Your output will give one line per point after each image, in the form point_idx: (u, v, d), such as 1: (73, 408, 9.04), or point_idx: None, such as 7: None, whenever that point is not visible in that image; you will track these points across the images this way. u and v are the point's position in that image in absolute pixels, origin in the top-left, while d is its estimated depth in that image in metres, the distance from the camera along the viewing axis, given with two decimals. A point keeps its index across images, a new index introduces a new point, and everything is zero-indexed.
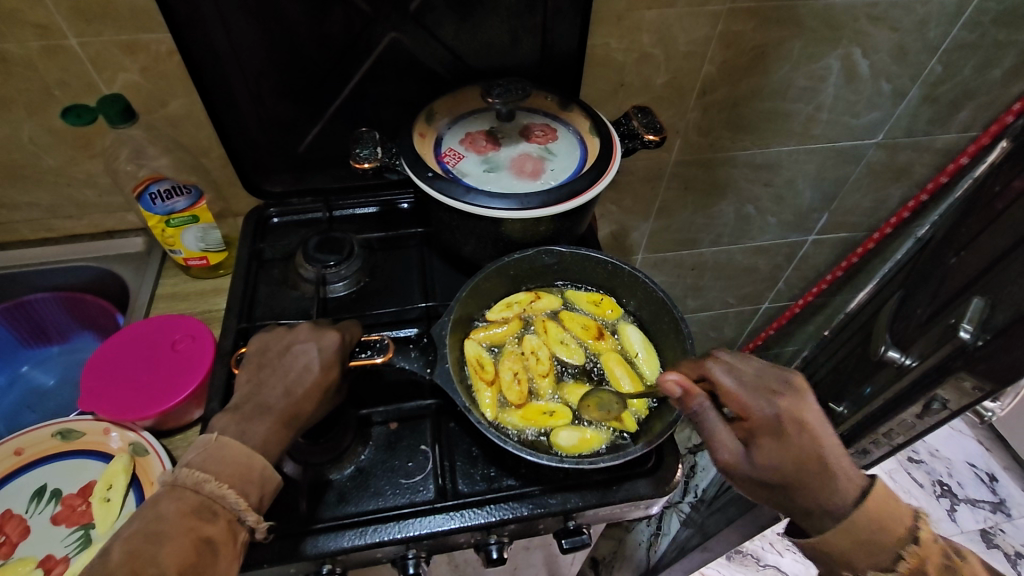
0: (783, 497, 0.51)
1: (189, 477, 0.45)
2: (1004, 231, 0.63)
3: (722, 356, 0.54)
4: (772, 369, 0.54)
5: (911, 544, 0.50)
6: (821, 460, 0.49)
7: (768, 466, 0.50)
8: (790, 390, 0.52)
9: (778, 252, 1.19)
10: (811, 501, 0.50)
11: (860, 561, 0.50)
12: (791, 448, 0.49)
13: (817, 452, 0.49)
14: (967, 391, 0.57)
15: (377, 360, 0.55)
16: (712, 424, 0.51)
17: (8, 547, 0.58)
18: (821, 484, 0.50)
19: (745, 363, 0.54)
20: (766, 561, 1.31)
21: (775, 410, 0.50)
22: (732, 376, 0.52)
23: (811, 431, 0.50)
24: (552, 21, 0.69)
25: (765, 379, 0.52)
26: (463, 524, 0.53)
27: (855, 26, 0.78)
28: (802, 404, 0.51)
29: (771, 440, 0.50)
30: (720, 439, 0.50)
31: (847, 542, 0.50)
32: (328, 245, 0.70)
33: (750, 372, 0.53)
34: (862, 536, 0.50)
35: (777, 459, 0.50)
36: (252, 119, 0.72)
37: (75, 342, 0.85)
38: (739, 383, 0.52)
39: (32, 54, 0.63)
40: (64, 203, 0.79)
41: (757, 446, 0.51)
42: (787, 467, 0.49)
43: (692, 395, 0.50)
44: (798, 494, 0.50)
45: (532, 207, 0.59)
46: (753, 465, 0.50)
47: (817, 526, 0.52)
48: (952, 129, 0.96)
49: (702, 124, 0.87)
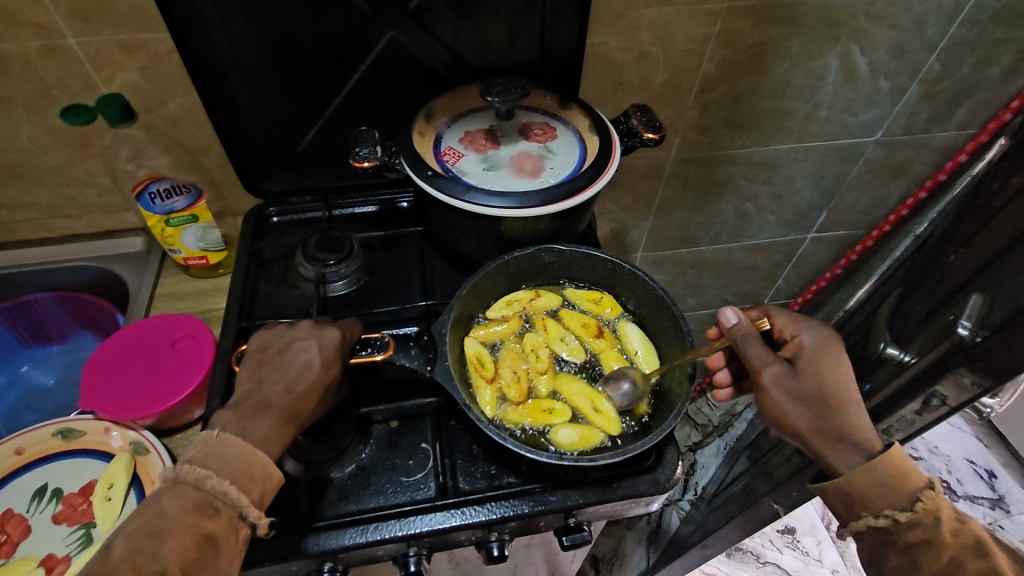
0: (819, 419, 0.54)
1: (191, 473, 0.45)
2: (1002, 227, 0.63)
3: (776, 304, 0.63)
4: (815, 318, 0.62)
5: (928, 489, 0.53)
6: (852, 385, 0.55)
7: (807, 379, 0.55)
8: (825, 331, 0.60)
9: (778, 250, 1.19)
10: (840, 424, 0.54)
11: (877, 501, 0.53)
12: (830, 368, 0.55)
13: (849, 379, 0.55)
14: (966, 387, 0.56)
15: (377, 358, 0.55)
16: (754, 345, 0.56)
17: (9, 547, 0.59)
18: (852, 408, 0.54)
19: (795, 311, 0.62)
20: (766, 559, 1.31)
21: (820, 337, 0.57)
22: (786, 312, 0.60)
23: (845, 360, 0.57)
24: (551, 20, 0.69)
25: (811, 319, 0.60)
26: (463, 522, 0.54)
27: (854, 24, 0.78)
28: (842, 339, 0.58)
29: (812, 361, 0.56)
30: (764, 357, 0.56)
31: (864, 481, 0.53)
32: (328, 244, 0.71)
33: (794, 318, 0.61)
34: (880, 477, 0.52)
35: (817, 374, 0.55)
36: (251, 118, 0.73)
37: (75, 342, 0.85)
38: (790, 318, 0.60)
39: (30, 54, 0.63)
40: (63, 203, 0.79)
41: (799, 364, 0.56)
42: (824, 383, 0.54)
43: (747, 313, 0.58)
44: (835, 416, 0.54)
45: (531, 206, 0.59)
46: (795, 380, 0.55)
47: (844, 459, 0.54)
48: (951, 126, 0.96)
49: (701, 122, 0.87)
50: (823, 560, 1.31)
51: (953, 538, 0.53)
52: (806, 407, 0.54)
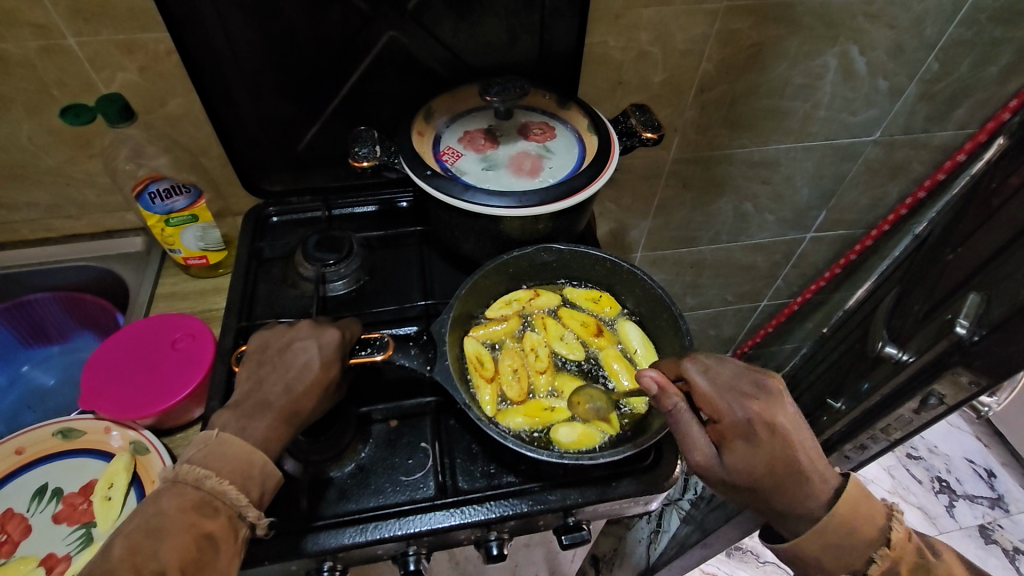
0: (755, 499, 0.52)
1: (191, 473, 0.45)
2: (1000, 225, 0.63)
3: (699, 356, 0.54)
4: (746, 372, 0.53)
5: (882, 547, 0.51)
6: (793, 461, 0.50)
7: (737, 470, 0.50)
8: (764, 392, 0.51)
9: (777, 249, 1.20)
10: (779, 504, 0.51)
11: (831, 567, 0.52)
12: (762, 452, 0.50)
13: (790, 456, 0.49)
14: (963, 386, 0.57)
15: (377, 357, 0.55)
16: (685, 430, 0.50)
17: (10, 546, 0.59)
18: (788, 486, 0.50)
19: (722, 365, 0.53)
20: (766, 558, 1.31)
21: (747, 414, 0.50)
22: (708, 377, 0.52)
23: (782, 434, 0.50)
24: (550, 20, 0.70)
25: (740, 384, 0.52)
26: (463, 521, 0.54)
27: (852, 24, 0.79)
28: (776, 407, 0.51)
29: (743, 445, 0.50)
30: (692, 446, 0.50)
31: (816, 545, 0.51)
32: (327, 244, 0.71)
33: (725, 374, 0.53)
34: (832, 541, 0.51)
35: (744, 464, 0.50)
36: (251, 118, 0.73)
37: (76, 342, 0.86)
38: (713, 385, 0.52)
39: (30, 54, 0.63)
40: (63, 203, 0.79)
41: (728, 451, 0.51)
42: (756, 471, 0.50)
43: (668, 392, 0.51)
44: (770, 497, 0.51)
45: (530, 205, 0.59)
46: (723, 470, 0.50)
47: (787, 526, 0.53)
48: (950, 126, 0.96)
49: (701, 121, 0.87)
50: None
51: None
52: (739, 490, 0.51)
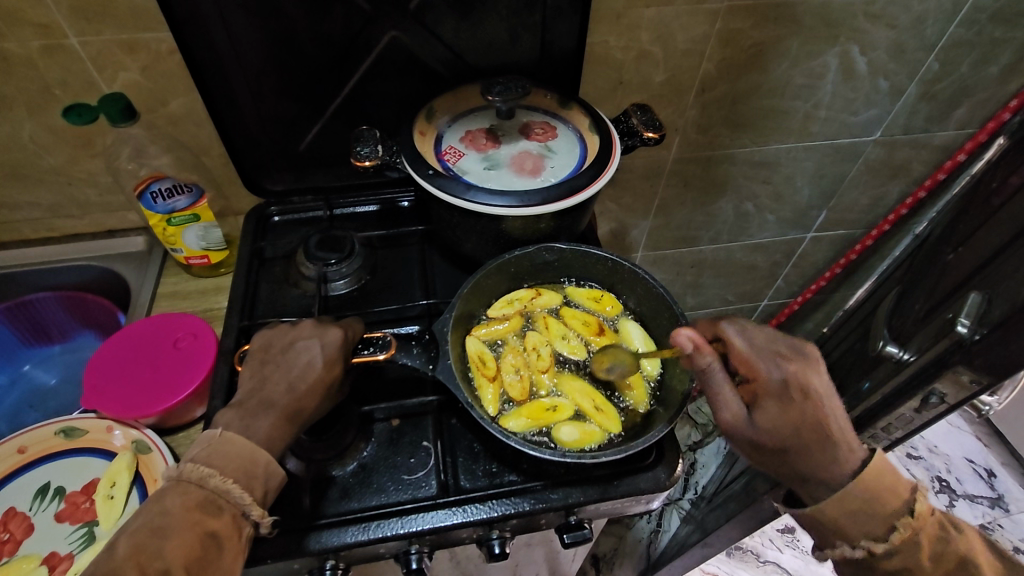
0: (780, 461, 0.53)
1: (194, 472, 0.45)
2: (1001, 225, 0.63)
3: (739, 319, 0.57)
4: (785, 338, 0.56)
5: (905, 515, 0.50)
6: (821, 425, 0.51)
7: (765, 427, 0.52)
8: (801, 358, 0.54)
9: (777, 249, 1.20)
10: (804, 468, 0.52)
11: (852, 532, 0.51)
12: (792, 412, 0.52)
13: (819, 420, 0.51)
14: (965, 385, 0.57)
15: (379, 357, 0.55)
16: (718, 384, 0.52)
17: (12, 545, 0.59)
18: (815, 451, 0.51)
19: (760, 330, 0.56)
20: (766, 557, 1.32)
21: (783, 375, 0.53)
22: (745, 339, 0.55)
23: (815, 398, 0.51)
24: (551, 19, 0.70)
25: (777, 347, 0.55)
26: (466, 520, 0.54)
27: (852, 23, 0.79)
28: (811, 371, 0.53)
29: (774, 403, 0.52)
30: (722, 399, 0.52)
31: (838, 510, 0.50)
32: (329, 244, 0.71)
33: (763, 338, 0.55)
34: (855, 506, 0.50)
35: (774, 421, 0.52)
36: (253, 118, 0.73)
37: (77, 341, 0.86)
38: (750, 347, 0.55)
39: (32, 54, 0.63)
40: (64, 203, 0.79)
41: (759, 408, 0.53)
42: (784, 430, 0.51)
43: (703, 353, 0.52)
44: (796, 460, 0.52)
45: (533, 204, 0.59)
46: (752, 426, 0.52)
47: (809, 493, 0.52)
48: (950, 126, 0.96)
49: (702, 121, 0.87)
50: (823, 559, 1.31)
51: (933, 565, 0.50)
52: (765, 450, 0.53)
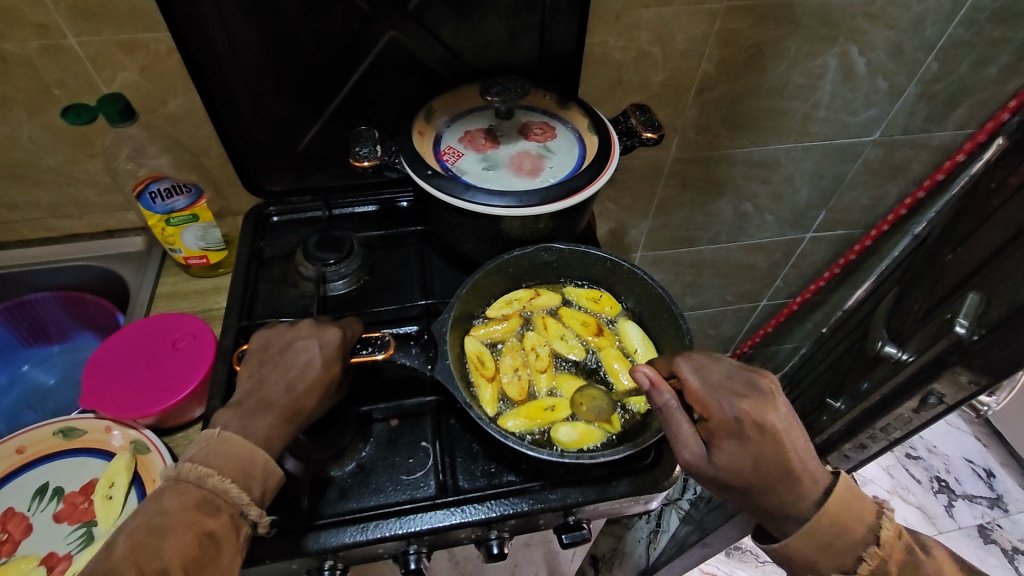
0: (745, 498, 0.52)
1: (192, 471, 0.45)
2: (1000, 225, 0.63)
3: (694, 354, 0.54)
4: (740, 370, 0.53)
5: (871, 545, 0.50)
6: (782, 463, 0.50)
7: (727, 469, 0.50)
8: (756, 392, 0.52)
9: (776, 250, 1.20)
10: (769, 504, 0.51)
11: (822, 565, 0.51)
12: (751, 450, 0.50)
13: (779, 456, 0.50)
14: (963, 385, 0.57)
15: (377, 357, 0.55)
16: (675, 425, 0.51)
17: (11, 545, 0.59)
18: (778, 487, 0.50)
19: (715, 364, 0.53)
20: (766, 557, 1.32)
21: (736, 413, 0.50)
22: (700, 376, 0.53)
23: (773, 435, 0.50)
24: (550, 19, 0.70)
25: (732, 382, 0.52)
26: (464, 520, 0.54)
27: (852, 24, 0.79)
28: (768, 406, 0.51)
29: (732, 443, 0.50)
30: (682, 441, 0.51)
31: (808, 544, 0.50)
32: (327, 244, 0.71)
33: (718, 373, 0.53)
34: (823, 538, 0.50)
35: (735, 462, 0.50)
36: (251, 118, 0.73)
37: (76, 341, 0.86)
38: (705, 384, 0.52)
39: (31, 54, 0.63)
40: (63, 203, 0.79)
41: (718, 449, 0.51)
42: (745, 469, 0.50)
43: (660, 389, 0.51)
44: (760, 496, 0.51)
45: (531, 205, 0.59)
46: (713, 468, 0.51)
47: (778, 526, 0.52)
48: (949, 126, 0.96)
49: (701, 121, 0.87)
50: None
51: None
52: (729, 489, 0.52)
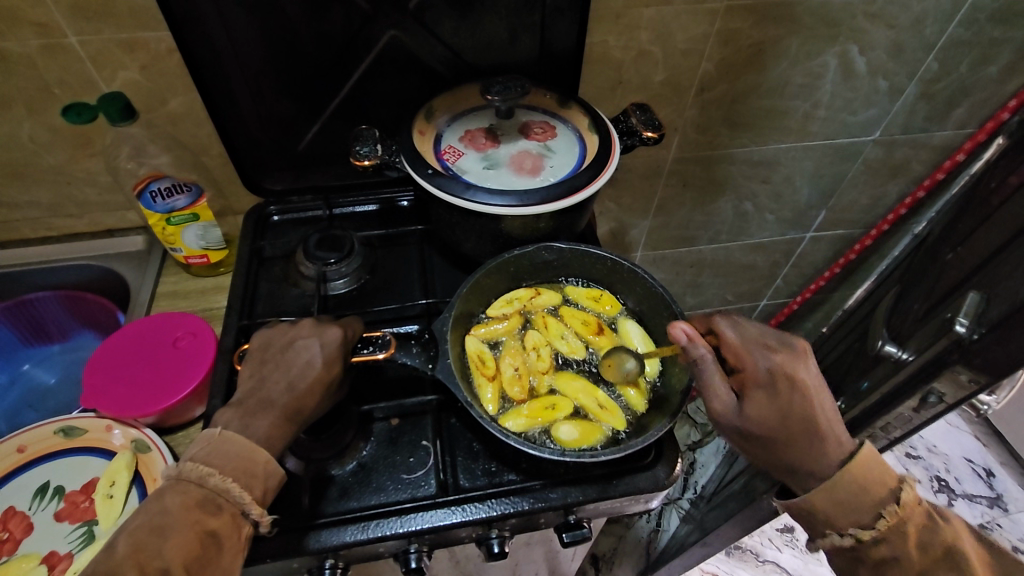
0: (769, 452, 0.53)
1: (193, 471, 0.45)
2: (1000, 224, 0.63)
3: (732, 316, 0.58)
4: (775, 332, 0.57)
5: (891, 503, 0.50)
6: (809, 416, 0.51)
7: (755, 417, 0.52)
8: (789, 350, 0.54)
9: (776, 249, 1.20)
10: (792, 459, 0.52)
11: (838, 520, 0.51)
12: (780, 403, 0.52)
13: (807, 409, 0.51)
14: (963, 384, 0.57)
15: (378, 356, 0.55)
16: (709, 374, 0.52)
17: (11, 544, 0.59)
18: (802, 441, 0.52)
19: (750, 324, 0.57)
20: (766, 557, 1.32)
21: (769, 365, 0.53)
22: (736, 332, 0.56)
23: (803, 389, 0.52)
24: (551, 19, 0.70)
25: (767, 340, 0.55)
26: (464, 519, 0.54)
27: (852, 23, 0.79)
28: (799, 362, 0.53)
29: (762, 394, 0.53)
30: (713, 389, 0.52)
31: (825, 500, 0.51)
32: (328, 243, 0.71)
33: (752, 331, 0.56)
34: (841, 496, 0.50)
35: (764, 412, 0.52)
36: (252, 117, 0.73)
37: (77, 341, 0.86)
38: (740, 340, 0.56)
39: (31, 52, 0.63)
40: (63, 202, 0.79)
41: (748, 399, 0.53)
42: (773, 419, 0.52)
43: (697, 343, 0.52)
44: (784, 450, 0.52)
45: (532, 203, 0.59)
46: (741, 416, 0.53)
47: (796, 483, 0.53)
48: (949, 125, 0.96)
49: (701, 121, 0.88)
50: (822, 559, 1.31)
51: (920, 553, 0.50)
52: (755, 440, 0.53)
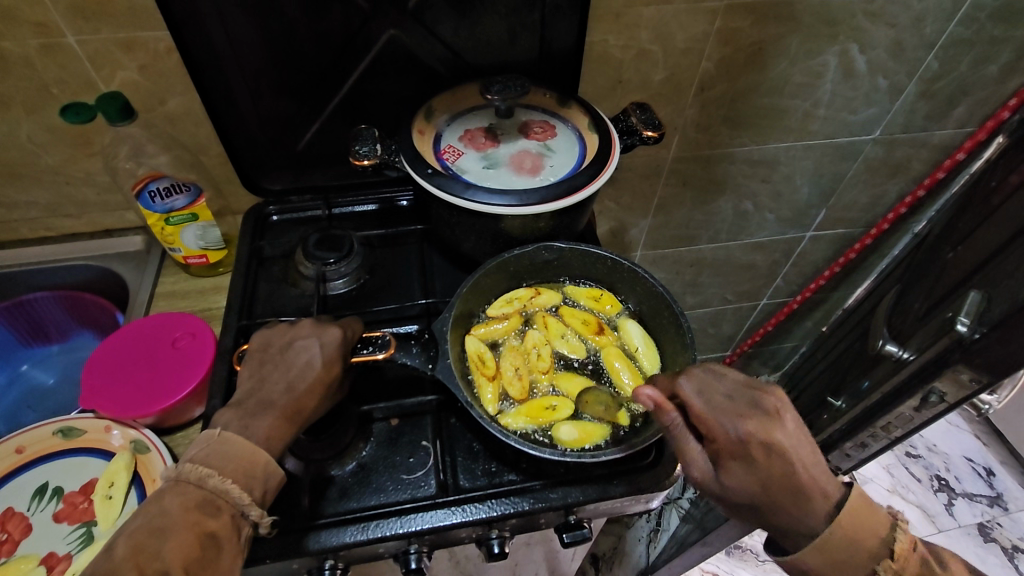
0: (755, 516, 0.51)
1: (193, 472, 0.45)
2: (1001, 223, 0.63)
3: (697, 372, 0.53)
4: (745, 388, 0.52)
5: (886, 560, 0.50)
6: (791, 483, 0.49)
7: (734, 488, 0.50)
8: (762, 412, 0.50)
9: (776, 248, 1.20)
10: (779, 522, 0.50)
11: None
12: (759, 473, 0.49)
13: (788, 476, 0.49)
14: (965, 384, 0.57)
15: (378, 356, 0.55)
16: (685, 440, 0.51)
17: (10, 545, 0.59)
18: (787, 507, 0.49)
19: (717, 382, 0.52)
20: (766, 556, 1.32)
21: (743, 436, 0.49)
22: (702, 397, 0.51)
23: (782, 457, 0.49)
24: (550, 18, 0.70)
25: (737, 403, 0.51)
26: (464, 519, 0.54)
27: (852, 22, 0.79)
28: (775, 427, 0.49)
29: (739, 465, 0.49)
30: (690, 455, 0.51)
31: (819, 560, 0.50)
32: (328, 243, 0.71)
33: (721, 392, 0.52)
34: (837, 555, 0.49)
35: (743, 484, 0.49)
36: (251, 117, 0.73)
37: (75, 341, 0.85)
38: (708, 405, 0.51)
39: (30, 52, 0.62)
40: (62, 202, 0.79)
41: (725, 470, 0.50)
42: (754, 491, 0.49)
43: (665, 410, 0.51)
44: (769, 516, 0.50)
45: (532, 203, 0.59)
46: (719, 486, 0.51)
47: (788, 540, 0.52)
48: (949, 125, 0.96)
49: (701, 120, 0.87)
50: None
51: None
52: (738, 507, 0.51)
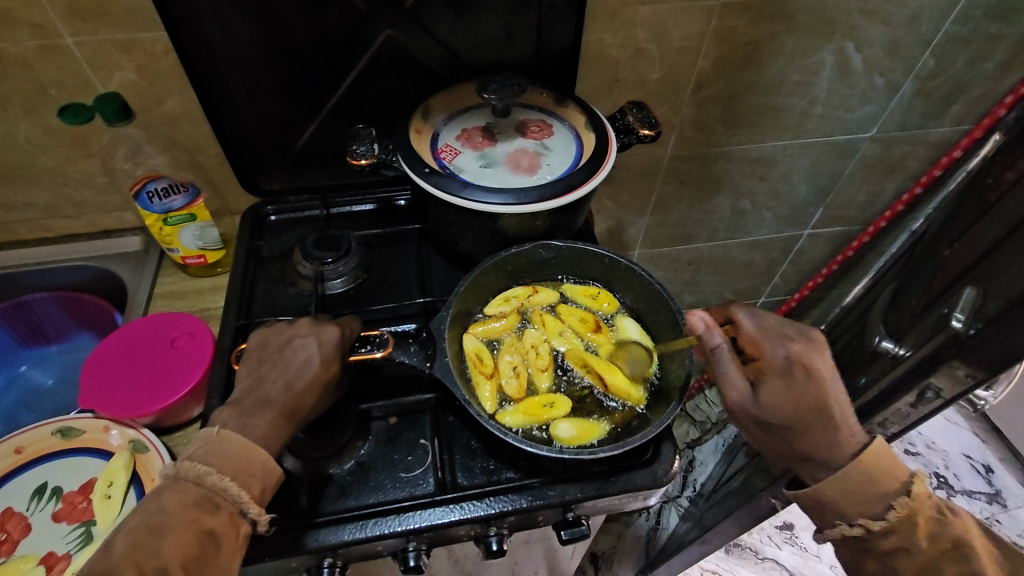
0: (783, 441, 0.55)
1: (191, 469, 0.45)
2: (997, 219, 0.63)
3: (752, 306, 0.60)
4: (794, 322, 0.58)
5: (902, 496, 0.50)
6: (822, 406, 0.52)
7: (768, 403, 0.54)
8: (805, 339, 0.56)
9: (773, 247, 1.20)
10: (804, 447, 0.53)
11: (847, 508, 0.51)
12: (794, 390, 0.54)
13: (819, 398, 0.52)
14: (961, 379, 0.56)
15: (376, 355, 0.55)
16: (725, 361, 0.55)
17: (10, 545, 0.59)
18: (815, 431, 0.53)
19: (770, 315, 0.59)
20: (765, 554, 1.32)
21: (785, 354, 0.55)
22: (754, 322, 0.58)
23: (818, 377, 0.53)
24: (546, 17, 0.70)
25: (785, 330, 0.57)
26: (463, 516, 0.54)
27: (848, 21, 0.79)
28: (815, 352, 0.55)
29: (779, 383, 0.55)
30: (729, 376, 0.55)
31: (835, 491, 0.51)
32: (326, 242, 0.71)
33: (772, 321, 0.58)
34: (850, 487, 0.51)
35: (778, 399, 0.54)
36: (249, 117, 0.73)
37: (74, 342, 0.86)
38: (759, 329, 0.58)
39: (28, 54, 0.63)
40: (61, 203, 0.79)
41: (764, 387, 0.55)
42: (787, 407, 0.53)
43: (713, 331, 0.56)
44: (796, 439, 0.53)
45: (528, 202, 0.59)
46: (755, 403, 0.55)
47: (811, 473, 0.54)
48: (946, 122, 0.97)
49: (698, 118, 0.88)
50: (822, 555, 1.31)
51: (928, 544, 0.50)
52: (769, 428, 0.55)
